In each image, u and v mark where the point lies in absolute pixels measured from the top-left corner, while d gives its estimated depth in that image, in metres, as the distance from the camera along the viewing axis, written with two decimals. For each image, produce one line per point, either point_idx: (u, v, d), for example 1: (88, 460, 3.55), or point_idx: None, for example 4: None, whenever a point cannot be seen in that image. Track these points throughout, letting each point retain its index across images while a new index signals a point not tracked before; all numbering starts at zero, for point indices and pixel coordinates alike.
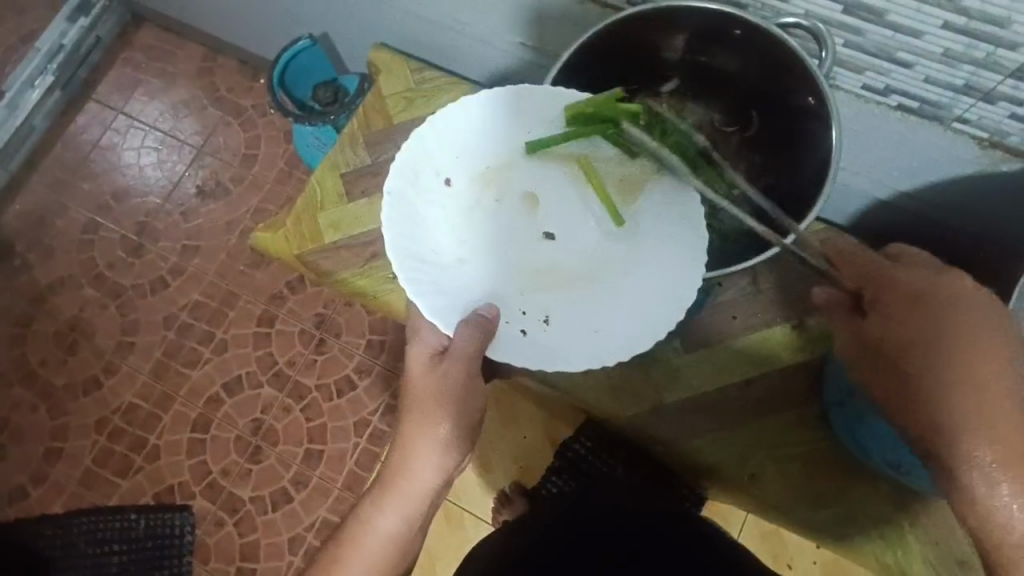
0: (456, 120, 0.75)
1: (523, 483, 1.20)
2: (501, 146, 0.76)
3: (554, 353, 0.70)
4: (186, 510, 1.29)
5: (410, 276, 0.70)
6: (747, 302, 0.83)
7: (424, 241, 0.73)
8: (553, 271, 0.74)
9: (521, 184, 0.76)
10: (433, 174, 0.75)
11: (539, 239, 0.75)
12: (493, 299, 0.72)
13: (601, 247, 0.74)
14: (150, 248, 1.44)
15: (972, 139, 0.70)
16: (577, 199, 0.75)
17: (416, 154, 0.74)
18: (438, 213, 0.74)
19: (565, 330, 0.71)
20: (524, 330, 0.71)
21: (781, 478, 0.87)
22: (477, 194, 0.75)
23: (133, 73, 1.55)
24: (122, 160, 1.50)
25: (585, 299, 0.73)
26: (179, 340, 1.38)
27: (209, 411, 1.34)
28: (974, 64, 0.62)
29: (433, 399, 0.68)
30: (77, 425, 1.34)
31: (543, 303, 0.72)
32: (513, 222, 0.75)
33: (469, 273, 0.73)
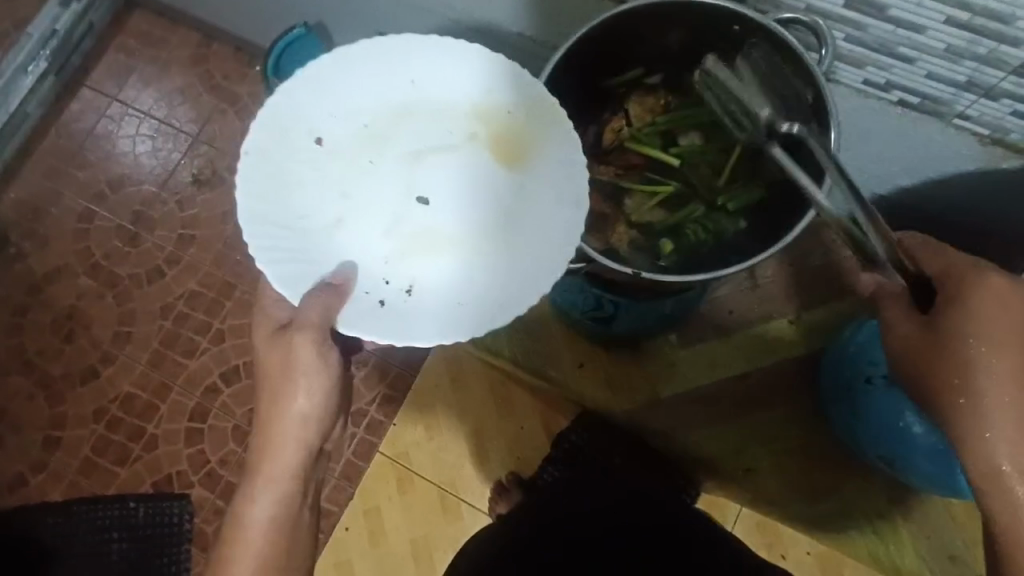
0: (333, 76, 0.70)
1: (521, 473, 1.21)
2: (384, 105, 0.72)
3: (408, 317, 0.68)
4: (185, 498, 1.30)
5: (269, 238, 0.67)
6: (746, 297, 0.88)
7: (290, 203, 0.69)
8: (424, 239, 0.71)
9: (399, 146, 0.72)
10: (305, 133, 0.70)
11: (408, 204, 0.72)
12: (356, 267, 0.70)
13: (474, 212, 0.72)
14: (147, 238, 1.44)
15: (972, 134, 0.69)
16: (453, 163, 0.72)
17: (286, 110, 0.69)
18: (309, 175, 0.70)
19: (427, 300, 0.69)
20: (383, 298, 0.69)
21: (774, 466, 0.92)
22: (354, 156, 0.72)
23: (127, 59, 1.53)
24: (117, 148, 1.49)
25: (450, 269, 0.70)
26: (176, 330, 1.38)
27: (207, 400, 1.34)
28: (978, 59, 0.62)
29: (281, 374, 0.70)
30: (75, 414, 1.35)
31: (405, 269, 0.70)
32: (385, 185, 0.72)
33: (340, 237, 0.70)
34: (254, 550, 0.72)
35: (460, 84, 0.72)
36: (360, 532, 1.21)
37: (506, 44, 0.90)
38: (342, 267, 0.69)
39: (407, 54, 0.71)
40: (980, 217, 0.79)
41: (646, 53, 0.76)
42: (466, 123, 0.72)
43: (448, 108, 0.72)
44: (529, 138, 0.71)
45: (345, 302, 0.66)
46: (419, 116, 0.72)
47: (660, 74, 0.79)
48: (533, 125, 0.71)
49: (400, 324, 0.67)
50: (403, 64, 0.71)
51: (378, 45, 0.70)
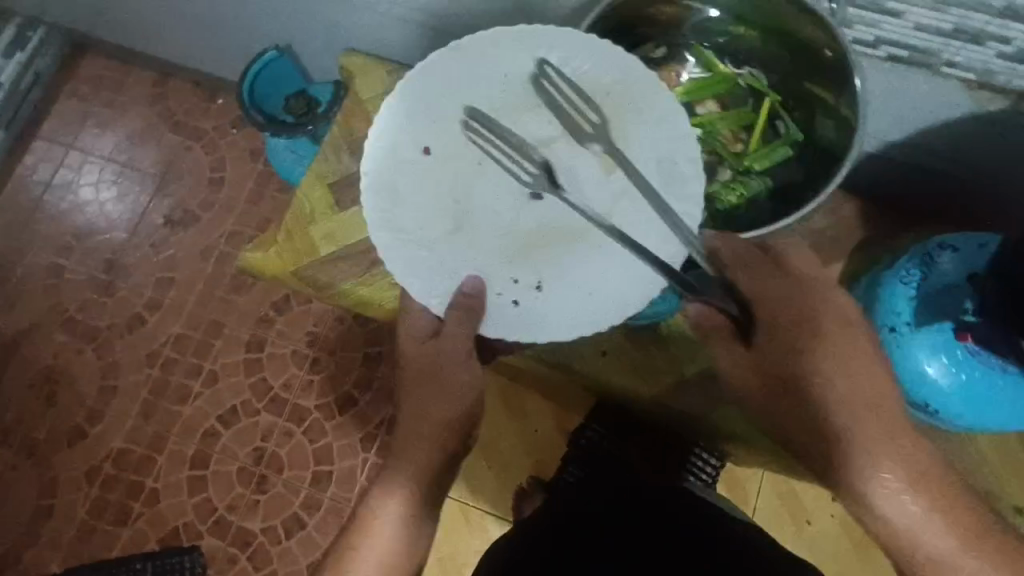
0: (426, 89, 0.72)
1: (542, 475, 1.20)
2: (478, 106, 0.72)
3: (542, 315, 0.71)
4: (195, 550, 1.24)
5: (401, 261, 0.71)
6: None
7: (417, 218, 0.72)
8: (549, 231, 0.72)
9: (503, 142, 0.72)
10: (413, 147, 0.72)
11: (524, 199, 0.72)
12: (485, 271, 0.72)
13: (591, 196, 0.72)
14: (122, 286, 1.38)
15: (960, 81, 0.72)
16: (566, 149, 0.72)
17: (389, 130, 0.72)
18: (424, 188, 0.72)
19: (558, 293, 0.72)
20: (515, 298, 0.72)
21: None
22: (464, 160, 0.72)
23: (81, 106, 1.48)
24: (80, 197, 1.44)
25: (577, 260, 0.72)
26: (166, 377, 1.33)
27: (207, 445, 1.29)
28: (963, 6, 0.64)
29: (426, 374, 0.74)
30: (65, 478, 1.28)
31: (530, 266, 0.72)
32: (499, 183, 0.72)
33: (465, 244, 0.72)
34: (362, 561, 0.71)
35: (553, 69, 0.72)
36: None
37: None
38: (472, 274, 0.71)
39: (499, 48, 0.72)
40: (963, 163, 0.82)
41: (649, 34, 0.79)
42: (564, 108, 0.72)
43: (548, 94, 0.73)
44: (631, 114, 0.72)
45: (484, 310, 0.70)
46: (515, 109, 0.72)
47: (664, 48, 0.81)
48: (634, 104, 0.72)
49: (534, 324, 0.71)
50: (497, 61, 0.72)
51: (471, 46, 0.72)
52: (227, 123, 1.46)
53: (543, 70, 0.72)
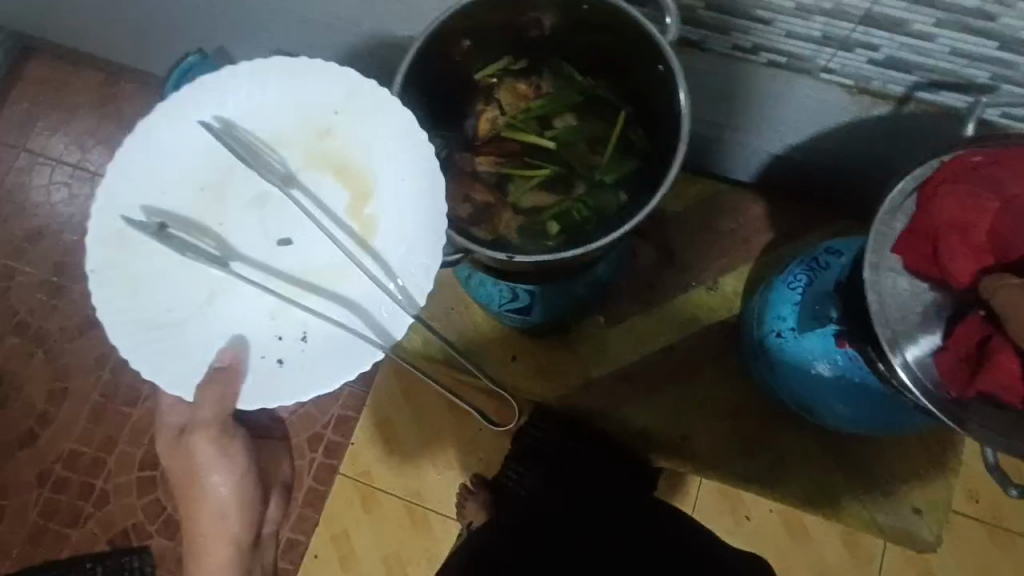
0: (147, 160, 0.69)
1: (485, 474, 1.21)
2: (207, 161, 0.70)
3: (313, 367, 0.69)
4: (145, 551, 1.26)
5: (146, 345, 0.68)
6: None
7: (156, 299, 0.69)
8: (297, 281, 0.69)
9: (238, 197, 0.70)
10: (142, 225, 0.69)
11: (272, 249, 0.69)
12: (241, 334, 0.69)
13: (332, 238, 0.69)
14: (72, 288, 1.38)
15: (840, 86, 0.78)
16: (307, 190, 0.69)
17: (125, 206, 0.69)
18: (162, 265, 0.69)
19: (320, 345, 0.69)
20: (279, 357, 0.69)
21: None
22: (198, 223, 0.69)
23: (30, 108, 1.47)
24: (31, 199, 1.44)
25: (335, 302, 0.69)
26: (115, 379, 1.33)
27: (156, 446, 1.30)
28: (825, 14, 0.68)
29: (190, 472, 0.83)
30: (16, 481, 1.29)
31: (292, 318, 0.69)
32: (242, 241, 0.69)
33: (218, 311, 0.69)
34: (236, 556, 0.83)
35: (283, 110, 0.70)
36: (328, 554, 1.20)
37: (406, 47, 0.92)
38: (231, 341, 0.69)
39: (228, 94, 0.70)
40: (855, 157, 0.89)
41: (523, 37, 0.78)
42: (298, 151, 0.70)
43: (283, 134, 0.70)
44: (370, 141, 0.70)
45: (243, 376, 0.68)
46: (249, 157, 0.69)
47: (526, 59, 0.81)
48: (368, 125, 0.70)
49: (309, 380, 0.69)
50: (228, 111, 0.70)
51: (197, 97, 0.69)
52: None
53: (269, 116, 0.70)
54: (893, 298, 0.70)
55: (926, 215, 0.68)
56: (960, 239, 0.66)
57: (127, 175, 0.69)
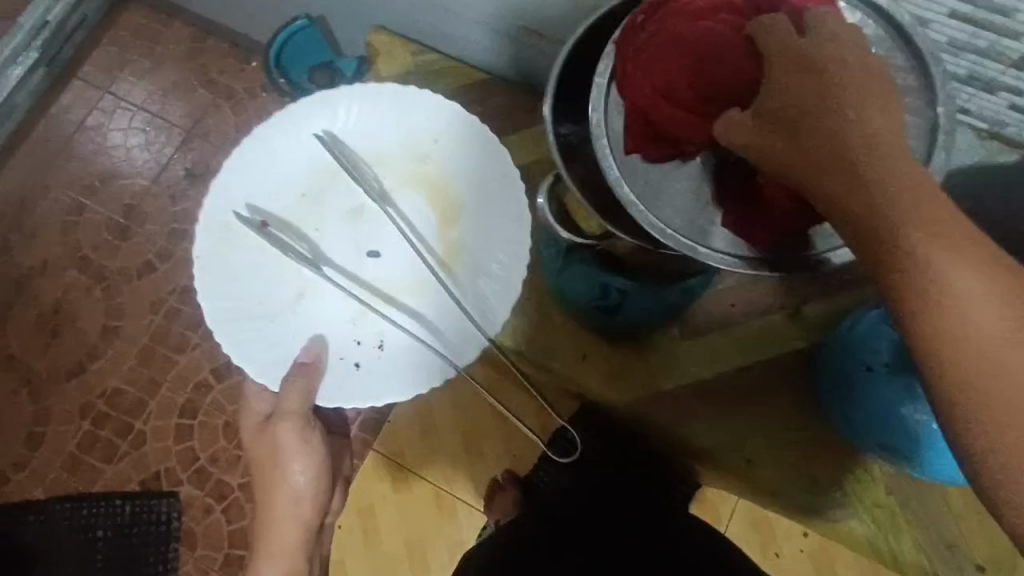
0: (257, 160, 0.71)
1: (518, 471, 1.21)
2: (314, 167, 0.72)
3: (387, 376, 0.68)
4: (174, 496, 1.28)
5: (233, 333, 0.68)
6: (745, 289, 0.84)
7: (249, 292, 0.69)
8: (384, 291, 0.70)
9: (337, 205, 0.71)
10: (245, 220, 0.70)
11: (360, 260, 0.71)
12: (324, 334, 0.69)
13: (419, 256, 0.71)
14: (137, 231, 1.42)
15: (971, 128, 0.74)
16: (403, 208, 0.72)
17: (230, 202, 0.70)
18: (260, 260, 0.70)
19: (398, 355, 0.69)
20: (358, 362, 0.69)
21: (776, 462, 0.85)
22: (298, 224, 0.71)
23: (120, 53, 1.52)
24: (109, 141, 1.47)
25: (417, 318, 0.70)
26: (166, 325, 1.36)
27: (197, 396, 1.32)
28: (979, 53, 0.64)
29: (270, 462, 0.82)
30: (59, 410, 1.32)
31: (372, 326, 0.69)
32: (336, 247, 0.71)
33: (303, 313, 0.69)
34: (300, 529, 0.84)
35: (389, 130, 0.73)
36: (353, 528, 1.20)
37: (509, 39, 0.91)
38: (312, 340, 0.68)
39: (339, 107, 0.72)
40: None
41: None
42: (399, 171, 0.73)
43: (385, 153, 0.73)
44: (466, 169, 0.72)
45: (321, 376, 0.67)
46: (354, 169, 0.72)
47: None
48: (464, 155, 0.72)
49: (381, 388, 0.68)
50: (340, 124, 0.72)
51: (309, 107, 0.72)
52: (258, 86, 1.49)
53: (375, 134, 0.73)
54: (663, 201, 0.59)
55: (628, 88, 0.57)
56: (686, 108, 0.56)
57: (235, 173, 0.70)
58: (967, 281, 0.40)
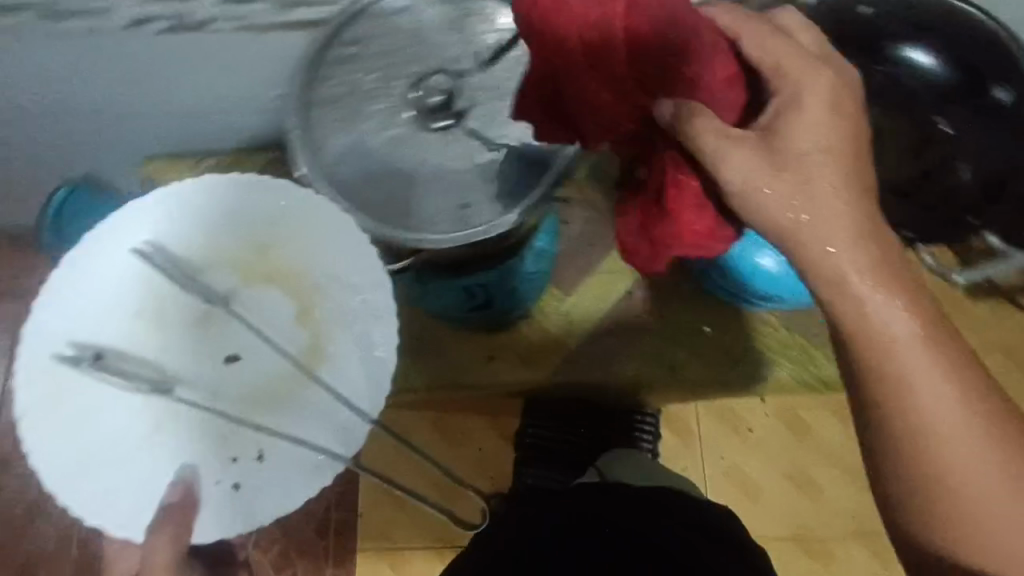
0: (83, 276, 0.49)
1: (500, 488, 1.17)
2: (134, 269, 0.50)
3: (275, 503, 0.48)
4: None
5: (79, 489, 0.46)
6: (591, 225, 0.88)
7: (87, 441, 0.47)
8: (254, 400, 0.49)
9: (181, 307, 0.50)
10: (58, 343, 0.48)
11: (217, 370, 0.49)
12: (187, 463, 0.48)
13: (284, 351, 0.50)
14: None
15: None
16: (264, 292, 0.50)
17: (40, 338, 0.48)
18: (85, 399, 0.47)
19: (284, 475, 0.48)
20: (232, 484, 0.48)
21: (699, 358, 0.89)
22: (137, 341, 0.49)
23: None
24: None
25: (305, 424, 0.49)
26: None
27: None
28: None
29: None
30: None
31: (246, 433, 0.49)
32: (190, 364, 0.49)
33: (141, 461, 0.48)
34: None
35: (209, 209, 0.51)
36: None
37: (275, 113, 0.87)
38: (180, 469, 0.47)
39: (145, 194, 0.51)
40: None
41: None
42: (249, 246, 0.51)
43: (225, 244, 0.51)
44: (305, 228, 0.51)
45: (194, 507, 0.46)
46: (208, 255, 0.51)
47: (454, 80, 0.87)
48: (330, 223, 0.52)
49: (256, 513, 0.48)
50: (152, 221, 0.50)
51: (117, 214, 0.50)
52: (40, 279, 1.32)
53: (212, 208, 0.51)
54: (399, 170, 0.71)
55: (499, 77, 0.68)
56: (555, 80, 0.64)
57: (77, 282, 0.49)
58: (945, 417, 0.50)
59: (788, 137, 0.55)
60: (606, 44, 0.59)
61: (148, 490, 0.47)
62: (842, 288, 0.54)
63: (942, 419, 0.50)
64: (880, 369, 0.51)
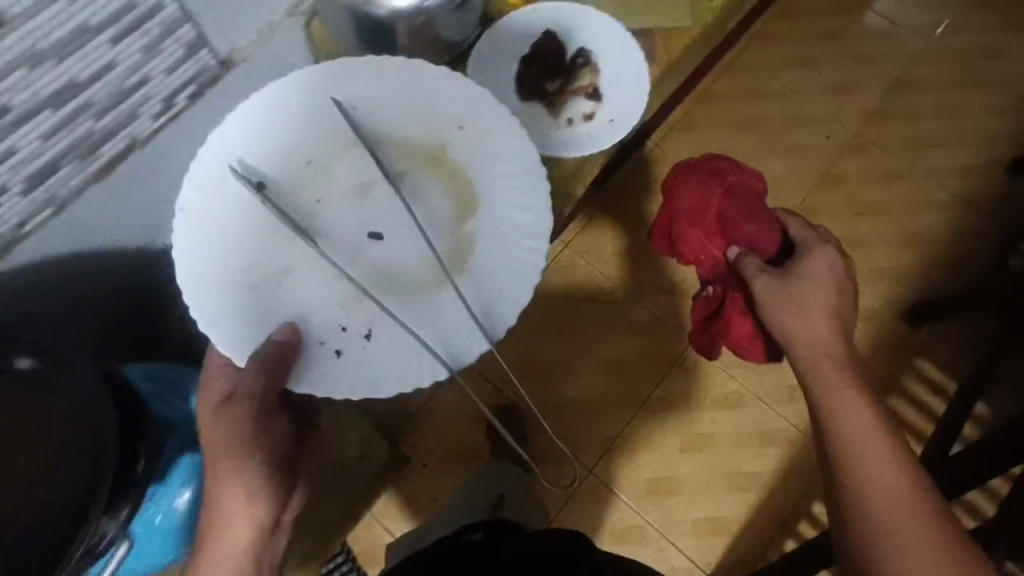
0: (262, 122, 0.62)
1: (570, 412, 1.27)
2: (326, 135, 0.64)
3: (369, 376, 0.58)
4: None
5: (218, 299, 0.59)
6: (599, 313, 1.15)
7: (243, 257, 0.60)
8: (383, 279, 0.61)
9: (349, 177, 0.63)
10: (237, 178, 0.61)
11: (360, 241, 0.62)
12: (304, 318, 0.59)
13: (424, 239, 0.62)
14: None
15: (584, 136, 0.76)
16: (425, 187, 0.64)
17: (223, 156, 0.62)
18: (245, 226, 0.60)
19: (383, 350, 0.59)
20: (337, 349, 0.59)
21: None
22: (301, 195, 0.62)
23: None
24: None
25: (419, 308, 0.60)
26: None
27: None
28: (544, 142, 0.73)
29: (225, 454, 0.58)
30: None
31: (365, 311, 0.60)
32: (336, 224, 0.62)
33: (288, 288, 0.60)
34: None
35: (411, 102, 0.65)
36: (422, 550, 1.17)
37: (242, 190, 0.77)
38: (287, 323, 0.58)
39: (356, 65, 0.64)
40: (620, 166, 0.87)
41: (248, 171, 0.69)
42: (425, 148, 0.64)
43: (405, 128, 0.65)
44: (475, 145, 0.64)
45: (296, 358, 0.57)
46: (396, 136, 0.64)
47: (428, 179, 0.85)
48: (488, 146, 0.64)
49: (366, 384, 0.58)
50: (356, 89, 0.64)
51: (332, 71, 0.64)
52: None
53: (413, 112, 0.65)
54: None
55: (680, 198, 0.70)
56: (693, 222, 0.69)
57: (249, 119, 0.62)
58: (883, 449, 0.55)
59: (800, 284, 0.61)
60: (718, 217, 0.69)
61: (268, 324, 0.59)
62: (830, 389, 0.58)
63: (876, 468, 0.55)
64: (850, 473, 0.55)
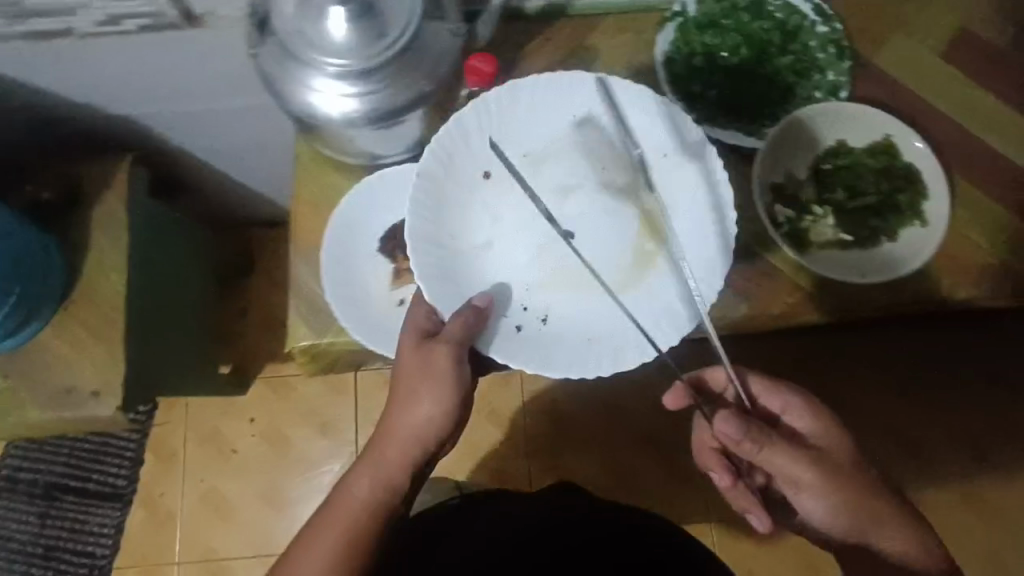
0: (512, 109, 0.56)
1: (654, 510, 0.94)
2: (548, 134, 0.57)
3: (554, 345, 0.53)
4: None
5: (426, 257, 0.54)
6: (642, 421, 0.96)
7: (453, 223, 0.56)
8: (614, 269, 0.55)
9: (562, 180, 0.57)
10: (477, 161, 0.56)
11: (557, 236, 0.56)
12: (502, 283, 0.55)
13: (617, 256, 0.56)
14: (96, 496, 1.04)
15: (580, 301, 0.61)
16: (622, 218, 0.56)
17: (471, 153, 0.56)
18: (481, 201, 0.56)
19: (576, 331, 0.54)
20: (521, 323, 0.54)
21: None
22: (523, 189, 0.57)
23: None
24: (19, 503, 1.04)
25: (635, 305, 0.54)
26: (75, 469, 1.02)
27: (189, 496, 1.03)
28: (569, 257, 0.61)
29: (410, 379, 0.52)
30: None
31: (554, 291, 0.55)
32: (559, 201, 0.57)
33: (491, 258, 0.56)
34: (354, 556, 0.51)
35: (642, 129, 0.57)
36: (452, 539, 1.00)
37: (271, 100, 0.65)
38: (495, 288, 0.55)
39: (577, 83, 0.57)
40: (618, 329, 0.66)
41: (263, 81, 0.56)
42: (628, 188, 0.56)
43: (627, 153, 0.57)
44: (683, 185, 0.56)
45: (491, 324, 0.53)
46: (601, 152, 0.57)
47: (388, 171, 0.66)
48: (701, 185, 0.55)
49: (552, 354, 0.53)
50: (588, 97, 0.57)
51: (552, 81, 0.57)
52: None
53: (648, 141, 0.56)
54: None
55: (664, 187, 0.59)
56: None
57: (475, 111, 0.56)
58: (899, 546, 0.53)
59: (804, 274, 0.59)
60: None
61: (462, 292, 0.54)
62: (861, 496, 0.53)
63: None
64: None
